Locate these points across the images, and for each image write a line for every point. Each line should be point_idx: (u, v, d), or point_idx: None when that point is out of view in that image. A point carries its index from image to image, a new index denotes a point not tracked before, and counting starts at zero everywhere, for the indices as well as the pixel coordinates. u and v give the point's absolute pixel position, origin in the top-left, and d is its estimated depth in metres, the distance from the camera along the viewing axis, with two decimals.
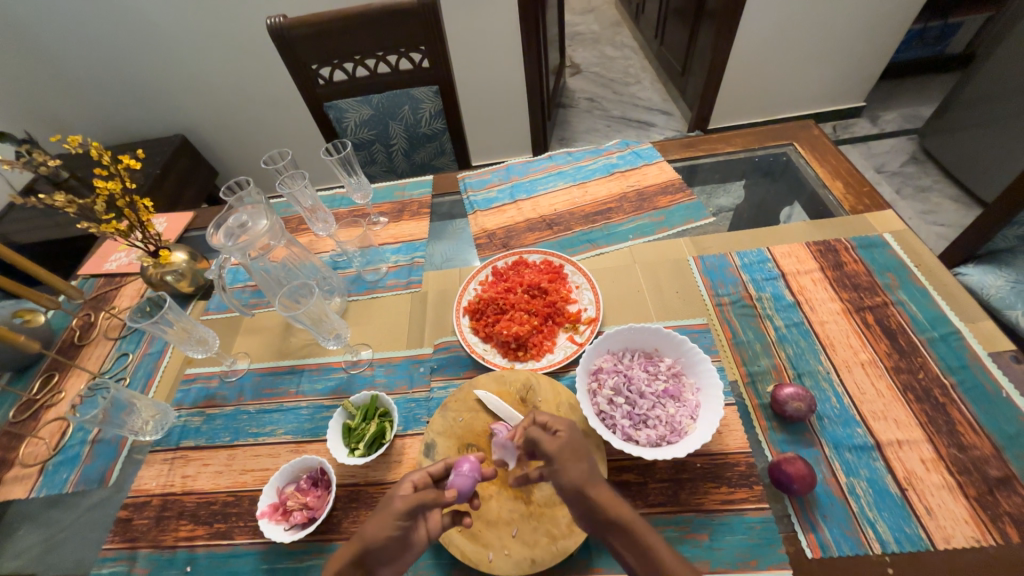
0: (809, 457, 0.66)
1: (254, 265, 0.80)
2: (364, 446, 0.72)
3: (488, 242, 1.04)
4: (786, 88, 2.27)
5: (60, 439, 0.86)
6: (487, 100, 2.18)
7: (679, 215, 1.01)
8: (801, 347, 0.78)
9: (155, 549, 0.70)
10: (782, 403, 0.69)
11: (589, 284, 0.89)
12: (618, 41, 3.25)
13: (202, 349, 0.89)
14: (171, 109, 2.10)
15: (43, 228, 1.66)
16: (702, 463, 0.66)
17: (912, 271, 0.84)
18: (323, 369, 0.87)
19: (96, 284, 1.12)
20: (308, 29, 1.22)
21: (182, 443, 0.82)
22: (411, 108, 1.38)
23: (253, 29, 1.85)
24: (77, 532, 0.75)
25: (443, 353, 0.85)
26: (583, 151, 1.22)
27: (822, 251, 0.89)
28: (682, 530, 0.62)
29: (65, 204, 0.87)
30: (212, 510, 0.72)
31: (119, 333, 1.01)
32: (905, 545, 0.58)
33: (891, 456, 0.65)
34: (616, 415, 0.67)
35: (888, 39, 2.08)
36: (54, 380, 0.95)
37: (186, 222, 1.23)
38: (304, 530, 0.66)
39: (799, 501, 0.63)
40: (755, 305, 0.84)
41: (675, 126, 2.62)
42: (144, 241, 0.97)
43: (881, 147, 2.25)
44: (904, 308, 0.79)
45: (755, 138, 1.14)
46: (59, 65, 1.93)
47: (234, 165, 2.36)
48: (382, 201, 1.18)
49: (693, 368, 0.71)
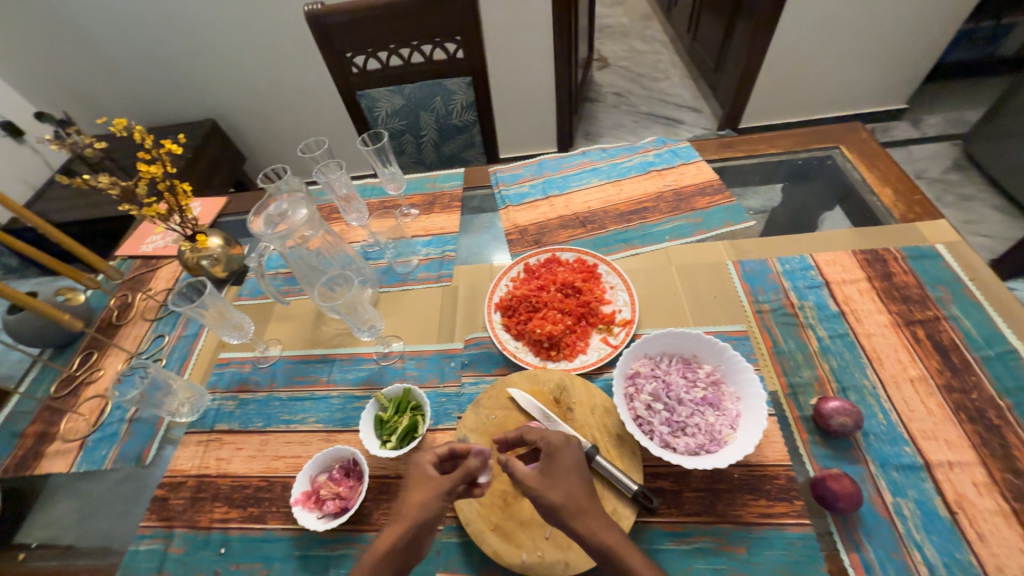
0: (854, 474, 0.64)
1: (291, 253, 0.80)
2: (396, 439, 0.72)
3: (520, 238, 1.03)
4: (825, 87, 2.20)
5: (99, 416, 0.88)
6: (516, 93, 2.16)
7: (718, 217, 0.98)
8: (845, 360, 0.75)
9: (191, 529, 0.72)
10: (827, 417, 0.67)
11: (624, 285, 0.87)
12: (648, 35, 3.18)
13: (238, 335, 0.90)
14: (204, 93, 2.12)
15: (80, 209, 1.70)
16: (740, 474, 0.65)
17: (966, 285, 0.80)
18: (355, 359, 0.88)
19: (133, 265, 1.14)
20: (345, 17, 1.21)
21: (215, 426, 0.83)
22: (443, 99, 1.37)
23: (287, 15, 1.86)
24: (114, 508, 0.77)
25: (474, 348, 0.85)
26: (618, 148, 1.20)
27: (869, 260, 0.86)
28: (718, 541, 0.60)
29: (110, 187, 0.89)
30: (246, 493, 0.74)
31: (155, 314, 1.03)
32: (955, 571, 0.56)
33: (941, 478, 0.62)
34: (654, 421, 0.66)
35: (938, 38, 1.98)
36: (93, 358, 0.97)
37: (220, 207, 1.24)
38: (337, 520, 0.66)
39: (842, 519, 0.61)
40: (797, 313, 0.82)
41: (704, 124, 2.56)
42: (182, 225, 0.98)
43: (922, 152, 2.17)
44: (957, 324, 0.76)
45: (799, 140, 1.11)
46: (98, 47, 1.96)
47: (262, 151, 2.39)
48: (413, 192, 1.18)
49: (733, 376, 0.69)
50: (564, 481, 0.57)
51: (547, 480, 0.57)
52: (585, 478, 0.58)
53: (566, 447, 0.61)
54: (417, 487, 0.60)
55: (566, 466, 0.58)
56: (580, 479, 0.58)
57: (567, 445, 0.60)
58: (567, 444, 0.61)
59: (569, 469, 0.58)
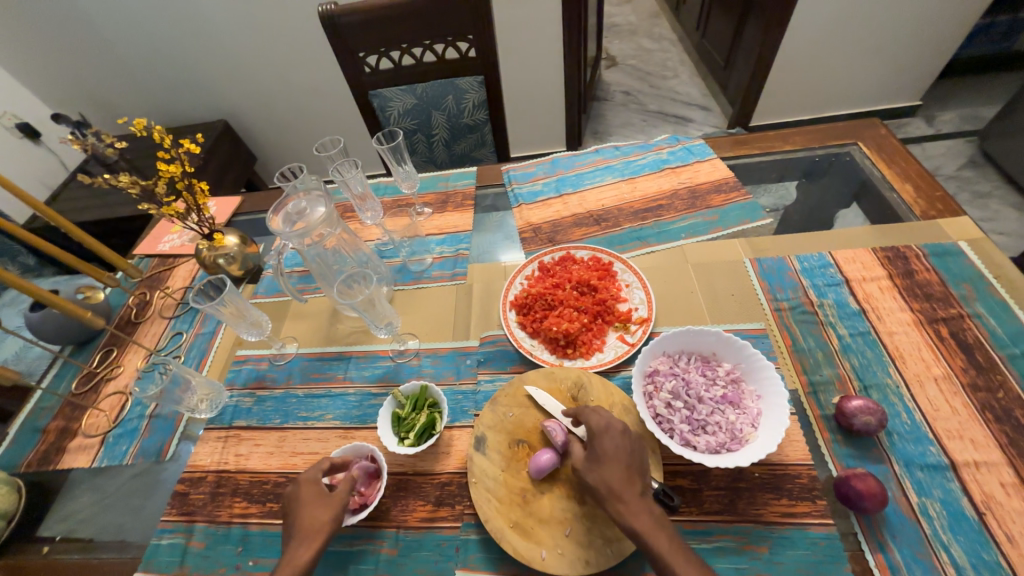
0: (878, 474, 0.63)
1: (309, 252, 0.81)
2: (414, 436, 0.72)
3: (533, 237, 1.03)
4: (837, 84, 2.17)
5: (119, 412, 0.89)
6: (524, 92, 2.15)
7: (734, 215, 0.97)
8: (867, 358, 0.74)
9: (210, 524, 0.72)
10: (850, 416, 0.66)
11: (640, 282, 0.87)
12: (657, 33, 3.17)
13: (256, 332, 0.92)
14: (216, 94, 2.14)
15: (95, 208, 1.73)
16: (760, 473, 0.64)
17: (990, 282, 0.79)
18: (370, 357, 0.88)
19: (151, 264, 1.16)
20: (358, 16, 1.22)
21: (234, 422, 0.84)
22: (455, 98, 1.37)
23: (298, 16, 1.87)
24: (134, 502, 0.78)
25: (489, 347, 0.85)
26: (631, 146, 1.19)
27: (890, 258, 0.85)
28: (739, 540, 0.60)
29: (129, 186, 0.90)
30: (265, 489, 0.74)
31: (173, 312, 1.04)
32: (984, 572, 0.55)
33: (968, 478, 0.62)
34: (674, 419, 0.65)
35: (954, 33, 1.95)
36: (113, 355, 0.99)
37: (235, 206, 1.25)
38: (355, 517, 0.66)
39: (866, 519, 0.60)
40: (816, 311, 0.81)
41: (714, 122, 2.54)
42: (199, 224, 1.00)
43: (937, 149, 2.14)
44: (982, 322, 0.75)
45: (815, 137, 1.09)
46: (112, 49, 1.99)
47: (272, 151, 2.41)
48: (426, 191, 1.18)
49: (754, 374, 0.69)
50: (599, 466, 0.58)
51: (588, 464, 0.60)
52: (630, 461, 0.58)
53: (608, 432, 0.60)
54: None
55: (604, 452, 0.59)
56: (619, 465, 0.58)
57: (607, 431, 0.60)
58: (608, 429, 0.61)
59: (605, 455, 0.59)
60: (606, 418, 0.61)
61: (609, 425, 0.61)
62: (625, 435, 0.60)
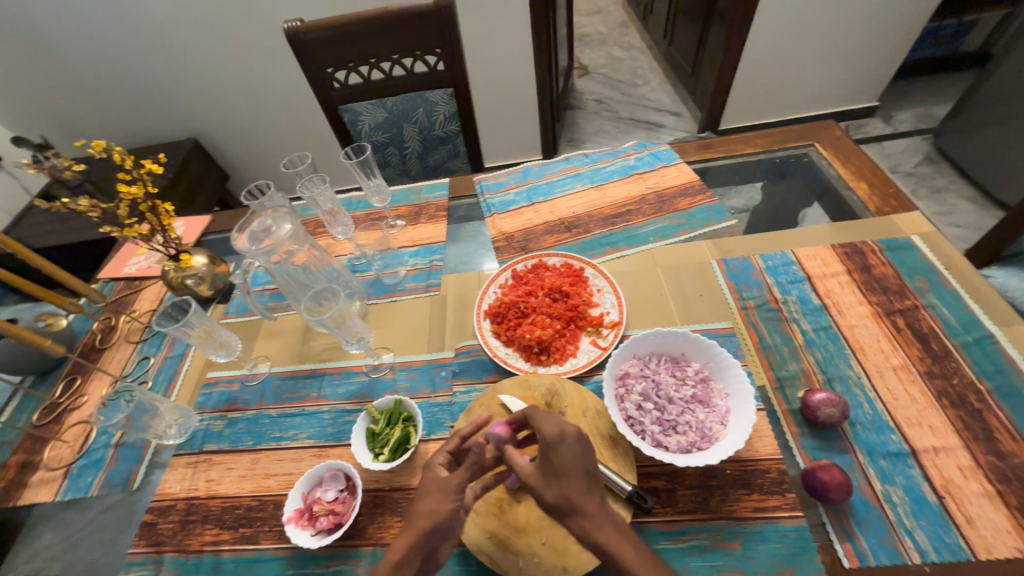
0: (843, 464, 0.65)
1: (277, 269, 0.80)
2: (388, 451, 0.72)
3: (506, 245, 1.04)
4: (799, 88, 2.25)
5: (84, 443, 0.86)
6: (498, 103, 2.18)
7: (700, 217, 1.00)
8: (830, 352, 0.77)
9: (180, 553, 0.70)
10: (814, 409, 0.68)
11: (611, 287, 0.88)
12: (626, 42, 3.24)
13: (225, 353, 0.90)
14: (185, 113, 2.11)
15: (60, 232, 1.68)
16: (732, 469, 0.66)
17: (942, 274, 0.82)
18: (345, 373, 0.87)
19: (116, 288, 1.13)
20: (324, 32, 1.22)
21: (204, 447, 0.81)
22: (426, 110, 1.38)
23: (267, 33, 1.87)
24: (101, 535, 0.75)
25: (464, 357, 0.85)
26: (600, 153, 1.21)
27: (848, 254, 0.88)
28: (713, 538, 0.61)
29: (90, 210, 0.87)
30: (237, 514, 0.72)
31: (140, 336, 1.01)
32: (945, 554, 0.57)
33: (928, 464, 0.64)
34: (645, 421, 0.66)
35: (904, 36, 2.05)
36: (77, 383, 0.96)
37: (204, 226, 1.23)
38: (331, 536, 0.65)
39: (833, 509, 0.62)
40: (781, 308, 0.83)
41: (685, 127, 2.61)
42: (165, 245, 0.98)
43: (895, 146, 2.23)
44: (936, 312, 0.78)
45: (775, 139, 1.13)
46: (75, 70, 1.95)
47: (246, 168, 2.38)
48: (398, 204, 1.18)
49: (721, 373, 0.70)
50: (559, 482, 0.54)
51: (543, 480, 0.56)
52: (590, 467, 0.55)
53: (563, 442, 0.55)
54: (427, 496, 0.59)
55: (562, 466, 0.55)
56: (579, 475, 0.55)
57: (562, 443, 0.55)
58: (563, 437, 0.56)
59: (564, 469, 0.55)
60: (560, 426, 0.56)
61: (563, 434, 0.56)
62: (580, 439, 0.56)
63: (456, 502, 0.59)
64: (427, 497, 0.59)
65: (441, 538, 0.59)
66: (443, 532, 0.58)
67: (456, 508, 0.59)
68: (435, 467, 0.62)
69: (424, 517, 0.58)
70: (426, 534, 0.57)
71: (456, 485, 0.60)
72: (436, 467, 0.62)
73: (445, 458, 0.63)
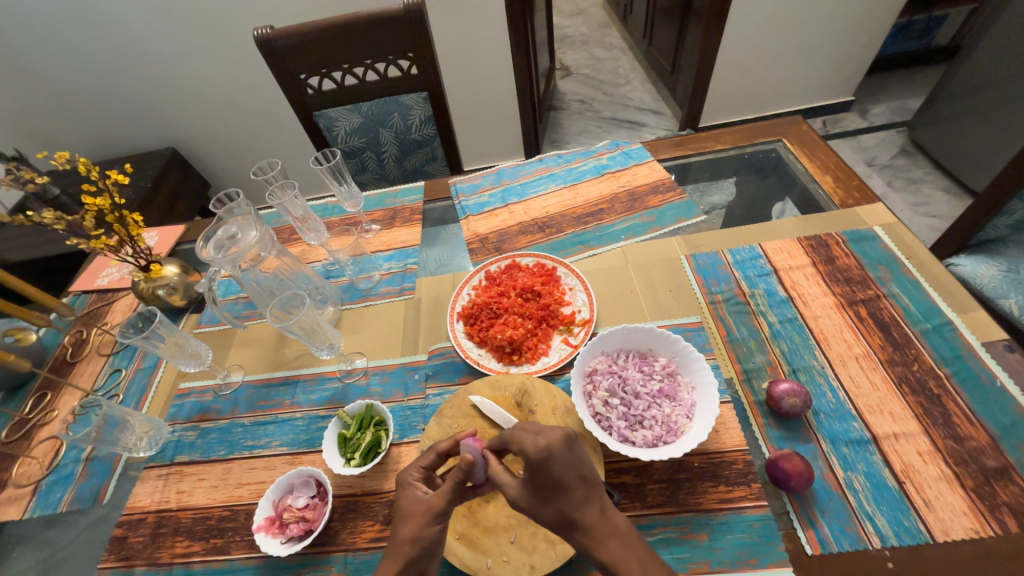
0: (806, 453, 0.66)
1: (244, 276, 0.80)
2: (359, 456, 0.72)
3: (481, 247, 1.04)
4: (776, 83, 2.28)
5: (54, 458, 0.85)
6: (479, 105, 2.19)
7: (671, 214, 1.01)
8: (795, 343, 0.78)
9: (151, 566, 0.69)
10: (778, 399, 0.69)
11: (583, 285, 0.89)
12: (608, 42, 3.27)
13: (196, 363, 0.88)
14: (163, 122, 2.10)
15: (36, 246, 1.66)
16: (699, 462, 0.66)
17: (903, 263, 0.84)
18: (318, 379, 0.87)
19: (87, 301, 1.12)
20: (295, 39, 1.22)
21: (176, 458, 0.81)
22: (401, 115, 1.38)
23: (244, 41, 1.87)
24: (71, 553, 0.74)
25: (438, 359, 0.85)
26: (573, 153, 1.22)
27: (813, 246, 0.90)
28: (681, 530, 0.61)
29: (55, 222, 0.86)
30: (208, 525, 0.72)
31: (111, 349, 1.00)
32: (904, 538, 0.58)
33: (888, 450, 0.65)
34: (612, 417, 0.67)
35: (876, 31, 2.09)
36: (47, 399, 0.94)
37: (178, 235, 1.22)
38: (301, 543, 0.65)
39: (797, 497, 0.63)
40: (748, 301, 0.84)
41: (666, 125, 2.63)
42: (135, 256, 0.97)
43: (871, 140, 2.27)
44: (897, 300, 0.80)
45: (744, 135, 1.15)
46: (49, 82, 1.93)
47: (227, 177, 2.36)
48: (373, 208, 1.18)
49: (687, 366, 0.71)
50: (557, 490, 0.54)
51: (535, 502, 0.55)
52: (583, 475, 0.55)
53: (552, 458, 0.54)
54: (407, 519, 0.57)
55: (554, 479, 0.54)
56: (572, 487, 0.54)
57: (551, 457, 0.54)
58: (549, 455, 0.54)
59: (554, 487, 0.54)
60: (545, 441, 0.54)
61: (550, 448, 0.54)
62: (568, 449, 0.55)
63: (439, 524, 0.57)
64: (406, 520, 0.57)
65: (433, 558, 0.56)
66: (432, 552, 0.56)
67: (439, 530, 0.57)
68: (412, 485, 0.60)
69: (409, 543, 0.55)
70: (413, 561, 0.55)
71: (439, 508, 0.57)
72: (413, 485, 0.60)
73: (421, 474, 0.62)
